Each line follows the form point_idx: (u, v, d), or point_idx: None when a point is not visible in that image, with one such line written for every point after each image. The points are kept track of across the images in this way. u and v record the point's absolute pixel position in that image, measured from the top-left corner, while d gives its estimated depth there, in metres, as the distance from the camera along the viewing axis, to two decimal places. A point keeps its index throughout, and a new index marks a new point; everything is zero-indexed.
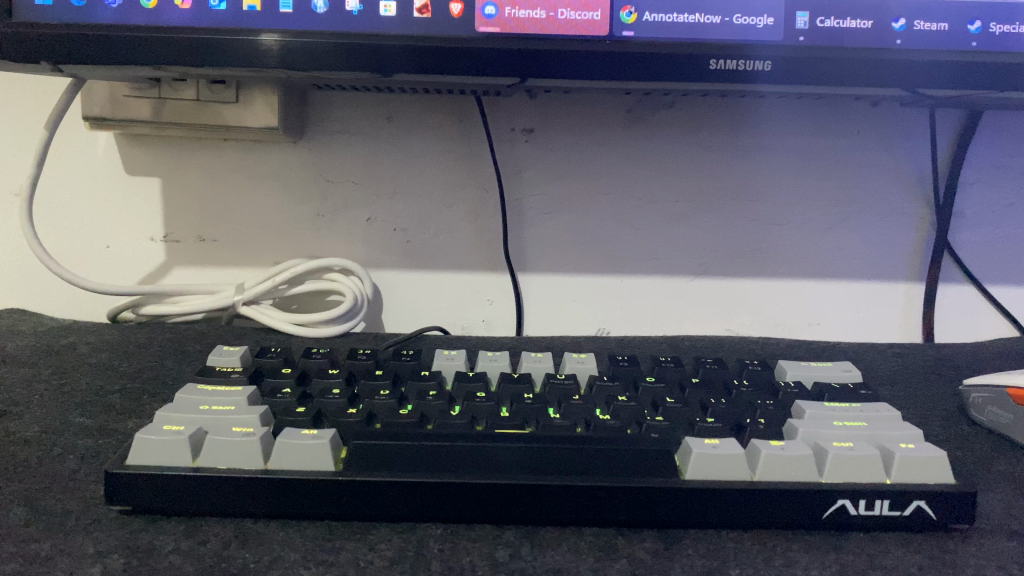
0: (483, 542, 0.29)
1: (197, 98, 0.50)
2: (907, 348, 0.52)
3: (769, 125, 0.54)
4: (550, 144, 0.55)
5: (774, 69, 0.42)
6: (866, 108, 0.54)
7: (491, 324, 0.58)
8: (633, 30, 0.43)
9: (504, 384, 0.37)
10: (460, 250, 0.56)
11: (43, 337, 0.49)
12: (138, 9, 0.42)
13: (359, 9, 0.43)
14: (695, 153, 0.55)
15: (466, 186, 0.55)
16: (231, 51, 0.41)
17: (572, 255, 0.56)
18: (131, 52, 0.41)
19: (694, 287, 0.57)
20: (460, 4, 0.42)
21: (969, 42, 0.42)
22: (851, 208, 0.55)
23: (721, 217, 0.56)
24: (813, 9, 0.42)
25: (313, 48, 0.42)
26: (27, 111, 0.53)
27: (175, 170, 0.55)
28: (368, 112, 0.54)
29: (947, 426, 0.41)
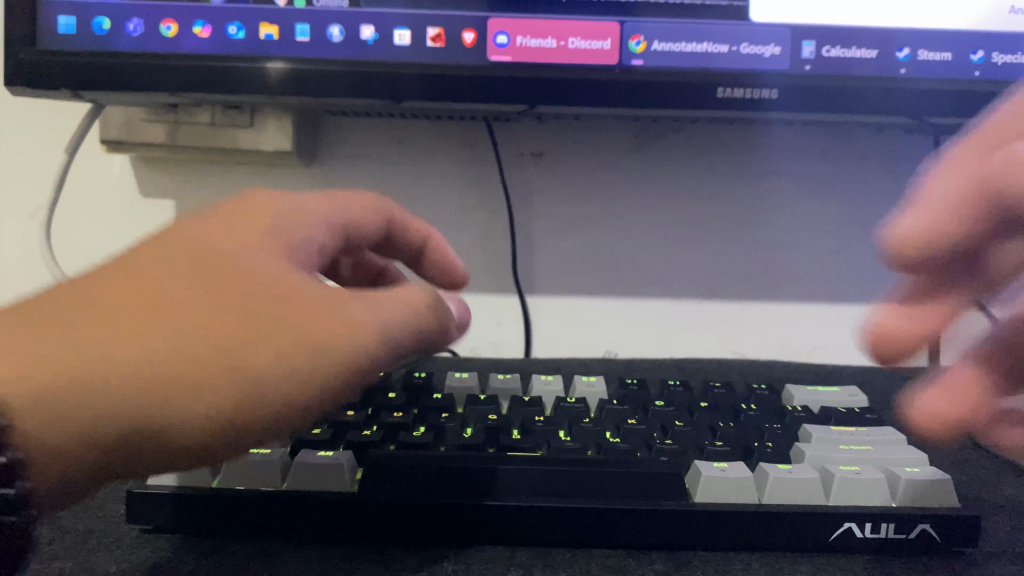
0: (496, 563, 0.29)
1: (212, 122, 0.51)
2: (914, 370, 0.52)
3: (775, 149, 0.55)
4: (558, 169, 0.56)
5: (781, 97, 0.43)
6: (870, 134, 0.55)
7: (500, 347, 0.57)
8: (641, 58, 0.43)
9: (516, 407, 0.38)
10: (469, 272, 0.57)
11: None
12: (158, 38, 0.43)
13: (374, 38, 0.43)
14: (703, 177, 0.56)
15: (475, 209, 0.56)
16: (248, 79, 0.43)
17: (580, 278, 0.57)
18: (151, 80, 0.42)
19: (701, 310, 0.57)
20: (472, 34, 0.43)
21: (972, 71, 0.43)
22: (857, 231, 0.56)
23: (728, 241, 0.56)
24: (819, 39, 0.43)
25: (327, 75, 0.43)
26: (47, 136, 0.55)
27: (190, 193, 0.56)
28: (381, 139, 0.55)
29: (953, 452, 0.41)
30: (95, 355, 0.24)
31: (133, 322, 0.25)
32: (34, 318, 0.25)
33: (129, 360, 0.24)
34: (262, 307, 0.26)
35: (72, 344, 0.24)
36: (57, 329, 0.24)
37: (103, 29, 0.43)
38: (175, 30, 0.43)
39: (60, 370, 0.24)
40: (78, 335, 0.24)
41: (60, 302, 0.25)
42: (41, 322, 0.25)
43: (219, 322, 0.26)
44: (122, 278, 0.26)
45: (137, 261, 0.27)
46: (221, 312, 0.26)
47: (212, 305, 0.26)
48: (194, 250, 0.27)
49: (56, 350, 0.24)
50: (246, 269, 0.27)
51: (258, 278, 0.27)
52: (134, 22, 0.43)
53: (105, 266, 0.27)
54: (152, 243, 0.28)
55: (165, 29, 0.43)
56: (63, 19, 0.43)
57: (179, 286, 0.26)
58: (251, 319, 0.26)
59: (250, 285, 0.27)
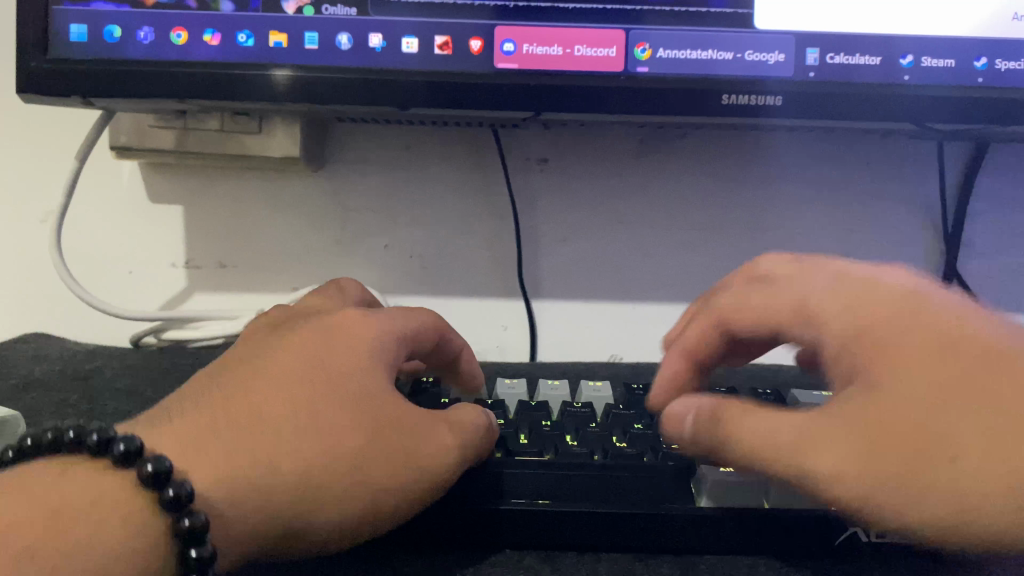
0: (505, 568, 0.30)
1: (221, 129, 0.52)
2: None
3: (780, 155, 0.56)
4: (563, 174, 0.56)
5: (785, 104, 0.43)
6: (875, 139, 0.55)
7: (505, 350, 0.57)
8: (647, 66, 0.44)
9: (523, 410, 0.38)
10: (476, 277, 0.57)
11: (68, 362, 0.51)
12: (169, 47, 0.43)
13: (383, 46, 0.44)
14: (708, 183, 0.56)
15: (481, 214, 0.57)
16: (257, 87, 0.43)
17: (585, 283, 0.57)
18: (161, 87, 0.43)
19: None
20: (479, 41, 0.44)
21: (976, 78, 0.43)
22: (862, 236, 0.56)
23: (733, 246, 0.57)
24: (823, 46, 0.43)
25: (335, 83, 0.43)
26: (57, 142, 0.55)
27: (199, 198, 0.56)
28: (388, 144, 0.56)
29: None
30: (250, 456, 0.28)
31: (281, 430, 0.29)
32: (191, 443, 0.28)
33: (278, 462, 0.28)
34: (382, 421, 0.30)
35: (231, 445, 0.28)
36: (219, 435, 0.28)
37: (113, 38, 0.43)
38: (185, 38, 0.43)
39: (221, 467, 0.27)
40: (236, 440, 0.28)
41: (216, 413, 0.29)
42: (206, 429, 0.29)
43: (344, 439, 0.29)
44: (268, 393, 0.30)
45: (278, 380, 0.31)
46: (349, 423, 0.29)
47: (342, 418, 0.30)
48: (326, 374, 0.31)
49: (219, 452, 0.28)
50: (367, 391, 0.31)
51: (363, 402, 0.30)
52: (144, 31, 0.43)
53: (252, 381, 0.31)
54: (288, 364, 0.32)
55: (176, 37, 0.43)
56: (75, 28, 0.43)
57: (314, 401, 0.30)
58: (375, 432, 0.30)
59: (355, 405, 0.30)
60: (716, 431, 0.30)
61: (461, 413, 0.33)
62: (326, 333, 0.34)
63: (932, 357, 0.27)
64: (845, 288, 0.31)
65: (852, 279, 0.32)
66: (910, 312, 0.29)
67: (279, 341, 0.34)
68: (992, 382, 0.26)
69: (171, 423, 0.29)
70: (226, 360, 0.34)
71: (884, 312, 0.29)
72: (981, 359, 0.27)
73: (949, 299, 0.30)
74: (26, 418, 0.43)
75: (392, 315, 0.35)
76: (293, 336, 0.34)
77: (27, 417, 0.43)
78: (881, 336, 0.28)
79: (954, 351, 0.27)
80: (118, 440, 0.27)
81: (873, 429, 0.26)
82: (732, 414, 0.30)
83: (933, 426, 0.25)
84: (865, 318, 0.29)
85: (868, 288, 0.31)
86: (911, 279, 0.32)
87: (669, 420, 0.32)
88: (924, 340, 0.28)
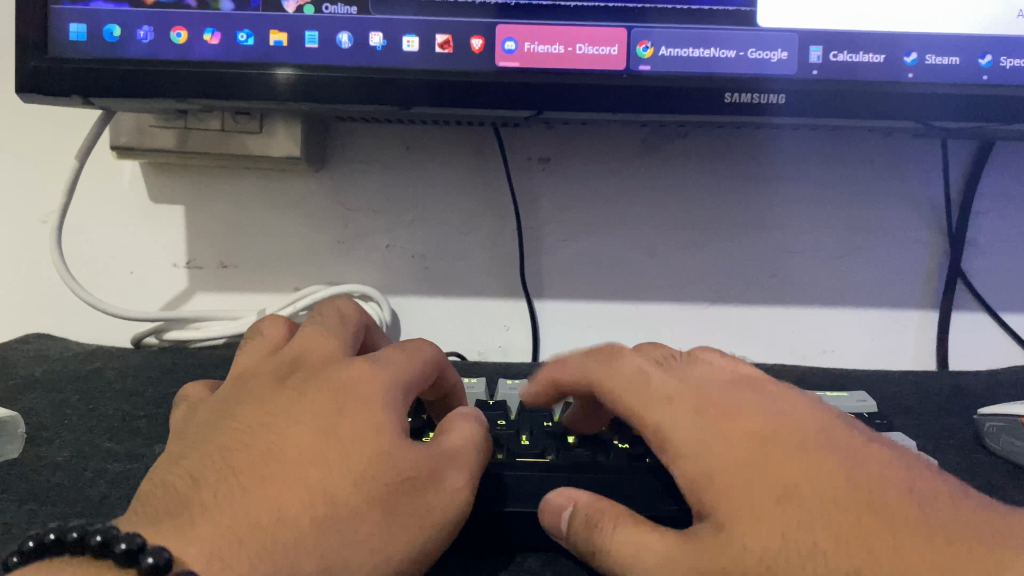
0: None
1: (222, 128, 0.51)
2: (922, 375, 0.52)
3: (785, 155, 0.55)
4: (564, 173, 0.56)
5: (788, 102, 0.43)
6: (879, 138, 0.55)
7: (507, 351, 0.57)
8: (649, 64, 0.43)
9: (524, 412, 0.39)
10: (478, 277, 0.57)
11: (70, 362, 0.51)
12: (168, 46, 0.43)
13: (383, 45, 0.44)
14: (710, 181, 0.56)
15: (484, 214, 0.56)
16: (255, 86, 0.43)
17: (588, 283, 0.57)
18: (160, 86, 0.43)
19: (708, 314, 0.57)
20: (480, 40, 0.43)
21: (981, 76, 0.43)
22: (864, 237, 0.56)
23: (736, 246, 0.56)
24: (826, 44, 0.43)
25: (335, 81, 0.43)
26: (58, 141, 0.55)
27: (200, 197, 0.56)
28: (389, 143, 0.56)
29: (963, 457, 0.42)
30: (277, 558, 0.27)
31: (303, 529, 0.28)
32: (203, 514, 0.28)
33: (302, 559, 0.27)
34: (394, 492, 0.30)
35: (258, 550, 0.27)
36: (242, 539, 0.27)
37: (114, 37, 0.43)
38: (185, 37, 0.43)
39: (246, 563, 0.26)
40: (261, 545, 0.27)
41: (233, 507, 0.28)
42: (228, 532, 0.27)
43: (359, 520, 0.29)
44: (282, 481, 0.29)
45: (289, 462, 0.30)
46: (361, 505, 0.29)
47: (356, 499, 0.29)
48: (332, 445, 0.31)
49: (246, 559, 0.27)
50: (375, 460, 0.31)
51: (367, 473, 0.30)
52: (144, 30, 0.43)
53: (263, 468, 0.30)
54: (293, 438, 0.31)
55: (175, 36, 0.43)
56: (74, 27, 0.43)
57: (326, 484, 0.30)
58: (389, 508, 0.30)
59: (359, 476, 0.30)
60: (587, 532, 0.30)
61: (455, 440, 0.33)
62: (329, 394, 0.33)
63: (771, 508, 0.28)
64: (700, 419, 0.31)
65: (704, 407, 0.32)
66: (753, 454, 0.30)
67: (283, 402, 0.33)
68: (823, 533, 0.27)
69: (191, 524, 0.28)
70: (229, 422, 0.33)
71: (732, 453, 0.30)
72: (819, 508, 0.28)
73: (798, 433, 0.31)
74: (26, 418, 0.43)
75: (387, 364, 0.35)
76: (296, 398, 0.33)
77: (28, 418, 0.43)
78: (726, 479, 0.29)
79: (793, 500, 0.28)
80: (146, 552, 0.26)
81: (715, 573, 0.27)
82: (607, 521, 0.30)
83: (774, 573, 0.26)
84: (711, 458, 0.30)
85: (724, 420, 0.31)
86: (764, 408, 0.32)
87: (546, 510, 0.32)
88: (765, 484, 0.28)
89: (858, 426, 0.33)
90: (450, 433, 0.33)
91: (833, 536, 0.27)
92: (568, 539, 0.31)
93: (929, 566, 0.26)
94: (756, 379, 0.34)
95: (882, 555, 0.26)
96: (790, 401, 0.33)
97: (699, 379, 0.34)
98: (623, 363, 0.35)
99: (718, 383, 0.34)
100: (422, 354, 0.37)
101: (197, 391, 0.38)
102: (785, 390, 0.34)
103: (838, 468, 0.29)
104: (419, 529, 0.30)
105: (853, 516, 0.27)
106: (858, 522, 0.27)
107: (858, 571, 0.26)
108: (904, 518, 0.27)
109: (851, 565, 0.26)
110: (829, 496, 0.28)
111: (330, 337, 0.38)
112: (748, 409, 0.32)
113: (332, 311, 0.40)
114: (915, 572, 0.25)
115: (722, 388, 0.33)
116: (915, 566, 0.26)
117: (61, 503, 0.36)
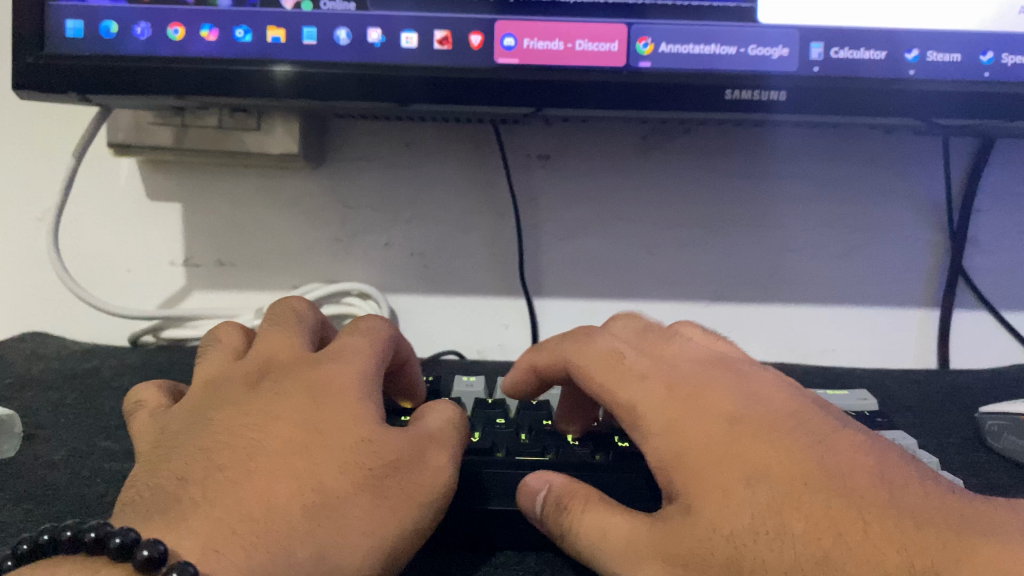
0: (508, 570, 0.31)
1: (219, 125, 0.51)
2: (923, 373, 0.52)
3: (785, 153, 0.55)
4: (563, 171, 0.56)
5: (789, 99, 0.43)
6: (879, 135, 0.55)
7: (506, 349, 0.57)
8: (649, 60, 0.43)
9: (524, 411, 0.39)
10: (477, 275, 0.57)
11: (67, 360, 0.51)
12: (165, 42, 0.43)
13: (382, 41, 0.43)
14: (710, 179, 0.55)
15: (483, 211, 0.56)
16: (253, 83, 0.43)
17: (587, 281, 0.57)
18: (157, 83, 0.42)
19: (708, 312, 0.57)
20: (479, 36, 0.43)
21: (983, 72, 0.43)
22: (863, 235, 0.56)
23: (735, 244, 0.56)
24: (828, 41, 0.43)
25: (332, 78, 0.43)
26: (55, 138, 0.55)
27: (197, 195, 0.56)
28: (387, 140, 0.55)
29: (963, 454, 0.41)
30: (270, 545, 0.27)
31: (294, 515, 0.28)
32: (198, 511, 0.28)
33: (297, 547, 0.27)
34: (378, 474, 0.30)
35: (252, 539, 0.27)
36: (235, 530, 0.27)
37: (110, 33, 0.43)
38: (182, 33, 0.43)
39: (242, 560, 0.26)
40: (255, 534, 0.27)
41: (227, 501, 0.28)
42: (221, 524, 0.27)
43: (345, 502, 0.29)
44: (270, 472, 0.29)
45: (277, 454, 0.30)
46: (349, 490, 0.29)
47: (344, 484, 0.29)
48: (316, 437, 0.31)
49: (241, 548, 0.26)
50: (358, 445, 0.31)
51: (347, 458, 0.30)
52: (141, 26, 0.43)
53: (252, 462, 0.30)
54: (275, 433, 0.31)
55: (172, 33, 0.43)
56: (71, 23, 0.43)
57: (313, 471, 0.29)
58: (377, 491, 0.30)
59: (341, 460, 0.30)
60: (557, 512, 0.30)
61: (433, 423, 0.34)
62: (320, 392, 0.33)
63: (741, 490, 0.28)
64: (674, 400, 0.31)
65: (676, 387, 0.32)
66: (727, 436, 0.30)
67: (272, 399, 0.33)
68: (792, 517, 0.27)
69: (184, 519, 0.27)
70: (224, 421, 0.32)
71: (703, 434, 0.30)
72: (788, 492, 0.28)
73: (769, 415, 0.31)
74: (22, 416, 0.43)
75: (356, 351, 0.36)
76: (291, 397, 0.33)
77: (24, 416, 0.43)
78: (695, 461, 0.29)
79: (762, 482, 0.28)
80: (141, 546, 0.25)
81: (683, 557, 0.27)
82: (576, 502, 0.30)
83: (741, 559, 0.26)
84: (684, 438, 0.30)
85: (696, 400, 0.31)
86: (736, 391, 0.32)
87: (523, 492, 0.32)
88: (734, 466, 0.28)
89: (831, 411, 0.33)
90: (427, 417, 0.34)
91: (800, 520, 0.27)
92: (541, 521, 0.31)
93: (897, 550, 0.25)
94: (729, 362, 0.35)
95: (849, 542, 0.26)
96: (761, 383, 0.33)
97: (675, 360, 0.34)
98: (599, 343, 0.35)
99: (694, 364, 0.34)
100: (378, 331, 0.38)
101: (152, 395, 0.37)
102: (757, 373, 0.34)
103: (808, 451, 0.29)
104: (407, 510, 0.30)
105: (821, 501, 0.27)
106: (825, 507, 0.27)
107: (825, 557, 0.26)
108: (872, 501, 0.27)
109: (819, 552, 0.26)
110: (799, 479, 0.28)
111: (286, 332, 0.38)
112: (719, 392, 0.32)
113: (285, 308, 0.40)
114: (883, 557, 0.25)
115: (696, 369, 0.34)
116: (881, 551, 0.25)
117: (56, 502, 0.35)
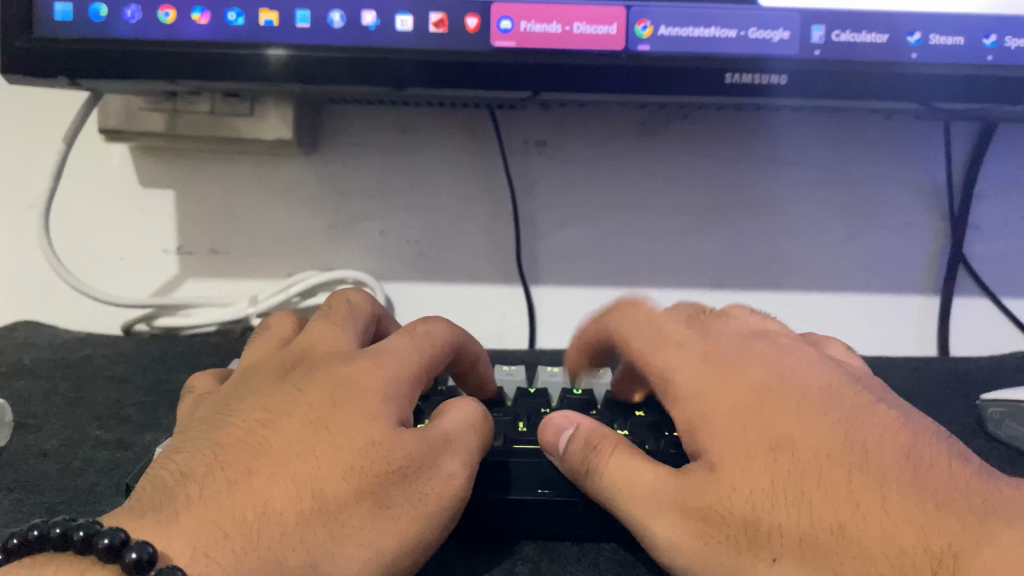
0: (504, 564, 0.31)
1: (211, 111, 0.50)
2: (923, 361, 0.51)
3: (785, 137, 0.54)
4: (561, 156, 0.55)
5: (790, 82, 0.42)
6: (880, 120, 0.54)
7: (503, 337, 0.56)
8: (648, 44, 0.43)
9: (522, 399, 0.39)
10: (475, 263, 0.56)
11: (58, 349, 0.50)
12: (156, 25, 0.42)
13: (376, 24, 0.42)
14: (710, 165, 0.55)
15: (479, 199, 0.55)
16: (246, 68, 0.42)
17: (585, 268, 0.56)
18: (146, 66, 0.42)
19: (707, 299, 0.56)
20: (476, 18, 0.42)
21: (985, 56, 0.42)
22: (863, 222, 0.55)
23: (735, 230, 0.56)
24: (829, 23, 0.42)
25: (324, 61, 0.42)
26: (46, 125, 0.54)
27: (189, 181, 0.55)
28: (381, 125, 0.54)
29: (965, 442, 0.41)
30: (262, 552, 0.26)
31: (289, 522, 0.27)
32: (193, 510, 0.27)
33: (288, 554, 0.27)
34: (384, 482, 0.29)
35: (245, 544, 0.26)
36: (228, 533, 0.27)
37: (99, 16, 0.42)
38: (173, 17, 0.42)
39: (234, 564, 0.26)
40: (247, 539, 0.27)
41: (219, 500, 0.28)
42: (212, 526, 0.27)
43: (350, 511, 0.28)
44: (263, 470, 0.29)
45: (276, 453, 0.29)
46: (352, 497, 0.29)
47: (344, 491, 0.29)
48: (314, 435, 0.30)
49: (231, 552, 0.26)
50: (368, 447, 0.30)
51: (362, 465, 0.29)
52: (132, 9, 0.42)
53: (254, 461, 0.29)
54: (273, 429, 0.30)
55: (163, 15, 0.42)
56: (60, 6, 0.42)
57: (315, 479, 0.29)
58: (379, 500, 0.29)
59: (353, 464, 0.29)
60: (585, 452, 0.30)
61: (450, 423, 0.32)
62: (318, 384, 0.33)
63: (762, 455, 0.28)
64: (708, 363, 0.31)
65: (713, 355, 0.32)
66: (755, 401, 0.30)
67: (281, 394, 0.32)
68: (812, 486, 0.27)
69: (178, 519, 0.27)
70: (215, 418, 0.32)
71: (732, 400, 0.30)
72: (809, 460, 0.28)
73: (802, 388, 0.31)
74: (14, 406, 0.42)
75: (395, 352, 0.34)
76: (286, 391, 0.33)
77: (14, 405, 0.43)
78: (718, 424, 0.29)
79: (786, 449, 0.28)
80: (130, 548, 0.25)
81: (702, 511, 0.27)
82: (605, 445, 0.30)
83: (758, 521, 0.27)
84: (710, 404, 0.30)
85: (730, 367, 0.31)
86: (772, 360, 0.32)
87: (547, 428, 0.32)
88: (759, 432, 0.29)
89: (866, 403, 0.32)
90: (446, 416, 0.33)
91: (819, 490, 0.27)
92: (563, 458, 0.31)
93: (914, 530, 0.26)
94: (770, 335, 0.34)
95: (867, 517, 0.26)
96: (801, 358, 0.32)
97: (715, 331, 0.34)
98: (644, 312, 0.35)
99: (734, 334, 0.34)
100: (433, 339, 0.36)
101: (206, 382, 0.38)
102: (797, 347, 0.33)
103: (835, 423, 0.29)
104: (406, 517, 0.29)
105: (842, 473, 0.27)
106: (844, 480, 0.27)
107: (841, 528, 0.26)
108: (894, 478, 0.27)
109: (835, 522, 0.26)
110: (821, 450, 0.28)
111: (338, 329, 0.36)
112: (756, 360, 0.32)
113: (339, 300, 0.38)
114: (899, 534, 0.25)
115: (734, 339, 0.33)
116: (897, 526, 0.26)
117: (48, 491, 0.35)
